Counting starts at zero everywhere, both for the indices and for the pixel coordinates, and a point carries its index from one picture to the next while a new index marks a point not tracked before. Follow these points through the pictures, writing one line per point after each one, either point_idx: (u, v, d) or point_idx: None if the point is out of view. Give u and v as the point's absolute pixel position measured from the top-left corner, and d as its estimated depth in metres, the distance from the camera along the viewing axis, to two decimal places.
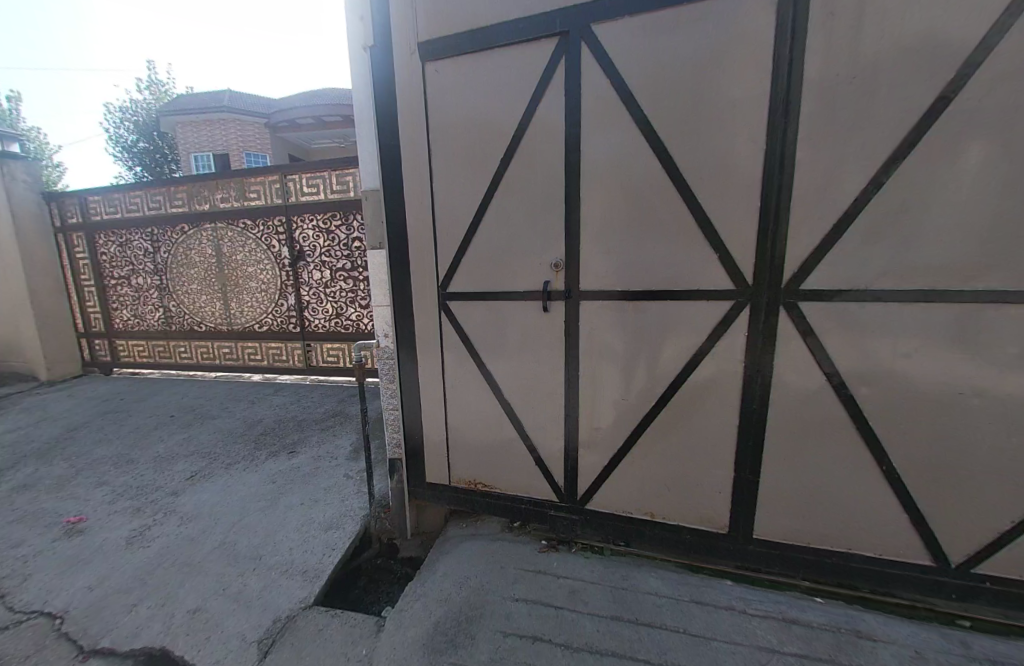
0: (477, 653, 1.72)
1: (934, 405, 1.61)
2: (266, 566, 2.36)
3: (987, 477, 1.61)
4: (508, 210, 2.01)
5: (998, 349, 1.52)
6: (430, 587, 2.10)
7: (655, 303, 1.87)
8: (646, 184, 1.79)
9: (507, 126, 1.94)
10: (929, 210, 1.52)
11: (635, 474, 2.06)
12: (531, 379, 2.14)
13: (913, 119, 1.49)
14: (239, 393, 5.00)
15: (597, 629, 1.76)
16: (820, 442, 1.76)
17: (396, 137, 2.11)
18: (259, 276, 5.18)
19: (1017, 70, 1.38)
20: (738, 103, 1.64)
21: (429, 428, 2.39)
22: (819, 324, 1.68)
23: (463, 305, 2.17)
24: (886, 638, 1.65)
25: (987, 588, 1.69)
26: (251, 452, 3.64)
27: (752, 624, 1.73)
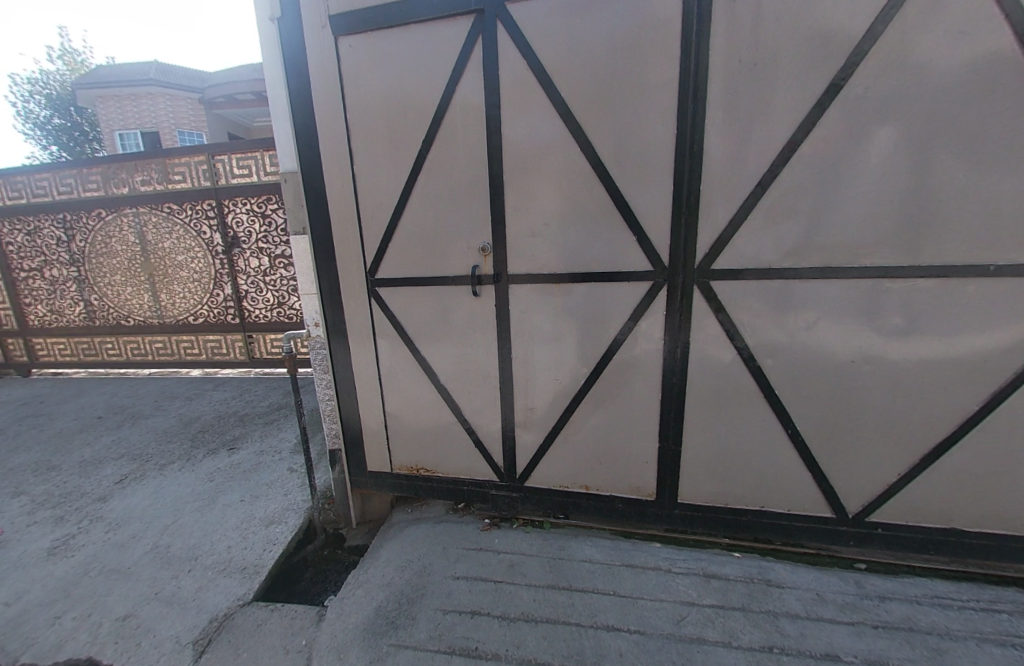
0: (417, 632, 1.76)
1: (828, 372, 1.76)
2: (202, 566, 2.28)
3: (872, 435, 1.79)
4: (435, 192, 1.97)
5: (882, 319, 1.67)
6: (372, 574, 2.10)
7: (580, 285, 1.91)
8: (567, 166, 1.81)
9: (429, 106, 1.89)
10: (822, 189, 1.62)
11: (570, 450, 2.13)
12: (466, 364, 2.15)
13: (807, 104, 1.57)
14: (177, 390, 4.74)
15: (533, 598, 1.83)
16: (733, 411, 1.88)
17: (313, 115, 2.00)
18: (191, 265, 4.85)
19: (893, 59, 1.49)
20: (650, 85, 1.67)
21: (368, 416, 2.36)
22: (730, 300, 1.78)
23: (394, 290, 2.13)
24: (791, 584, 1.82)
25: (877, 533, 1.88)
26: (188, 451, 3.47)
27: (676, 582, 1.86)
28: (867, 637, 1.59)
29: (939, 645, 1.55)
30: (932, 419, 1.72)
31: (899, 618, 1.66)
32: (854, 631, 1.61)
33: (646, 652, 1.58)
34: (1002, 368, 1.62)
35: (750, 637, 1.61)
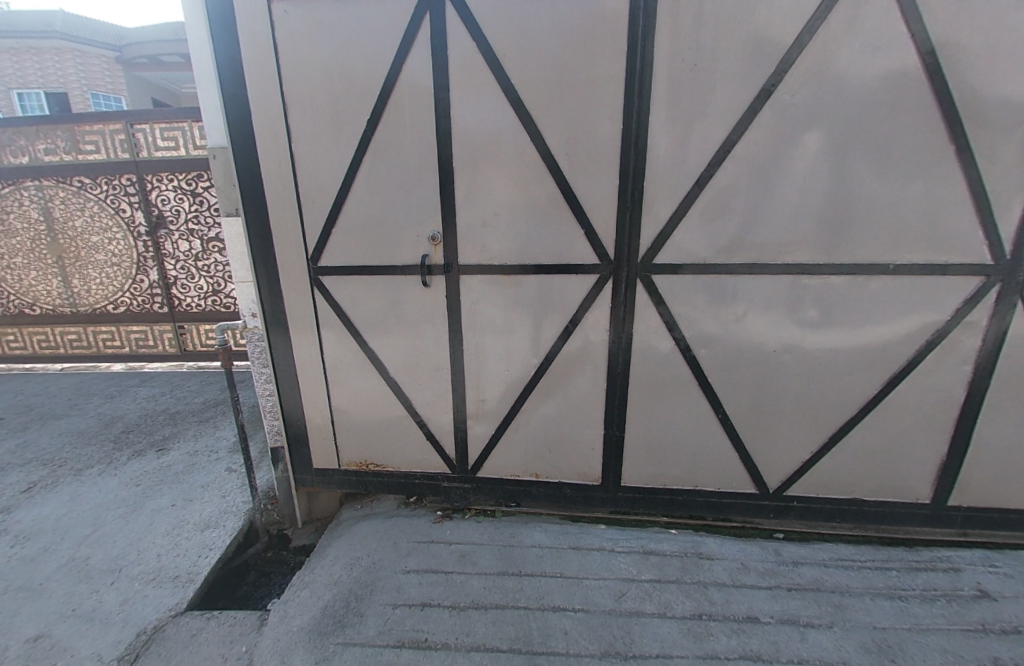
0: (365, 629, 1.74)
1: (756, 361, 1.90)
2: (128, 578, 2.12)
3: (792, 418, 1.96)
4: (381, 178, 1.89)
5: (802, 312, 1.82)
6: (319, 572, 2.05)
7: (530, 277, 1.93)
8: (516, 157, 1.80)
9: (373, 87, 1.79)
10: (753, 190, 1.73)
11: (520, 439, 2.17)
12: (416, 356, 2.11)
13: (742, 107, 1.66)
14: (95, 387, 4.29)
15: (483, 586, 1.87)
16: (672, 399, 1.99)
17: (244, 88, 1.84)
18: (109, 247, 4.37)
19: (817, 68, 1.59)
20: (598, 79, 1.69)
21: (312, 411, 2.27)
22: (671, 293, 1.86)
23: (339, 280, 2.04)
24: (720, 555, 1.99)
25: (794, 505, 2.10)
26: (110, 453, 3.17)
27: (618, 560, 1.97)
28: (782, 599, 1.79)
29: (841, 602, 1.78)
30: (842, 402, 1.92)
31: (809, 580, 1.88)
32: (771, 594, 1.81)
33: (589, 628, 1.67)
34: (898, 356, 1.84)
35: (683, 607, 1.75)
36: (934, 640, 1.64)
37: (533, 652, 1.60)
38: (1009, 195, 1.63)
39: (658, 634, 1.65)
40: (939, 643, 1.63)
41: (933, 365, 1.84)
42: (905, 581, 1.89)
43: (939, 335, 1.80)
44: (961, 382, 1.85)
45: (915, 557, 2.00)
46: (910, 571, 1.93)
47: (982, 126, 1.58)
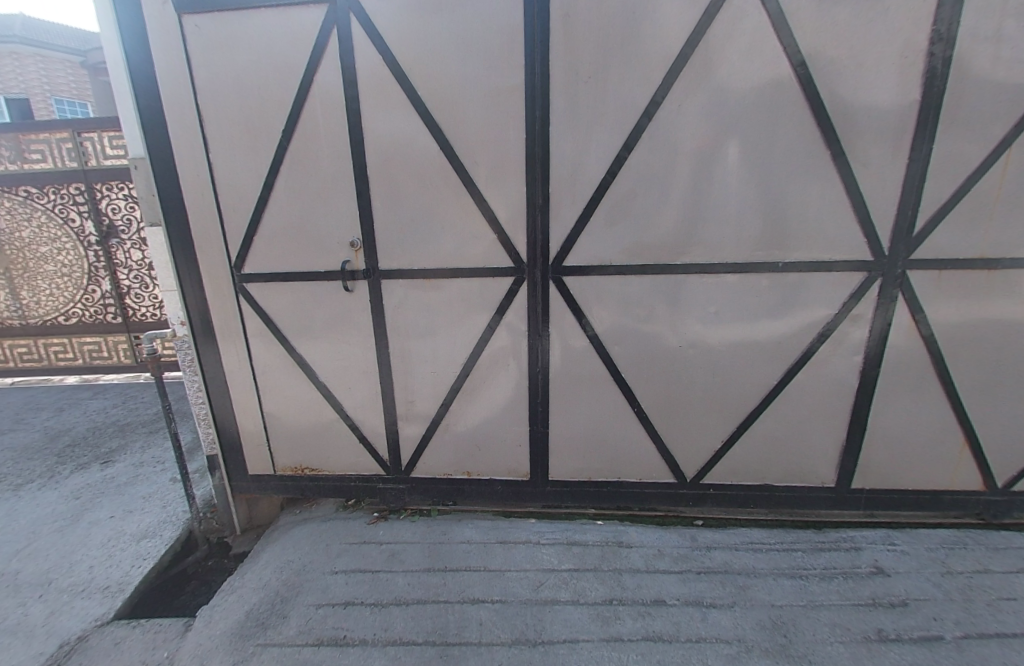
0: (287, 628, 1.78)
1: (665, 357, 2.00)
2: (55, 591, 2.10)
3: (704, 410, 2.07)
4: (299, 186, 1.94)
5: (703, 309, 1.93)
6: (250, 576, 2.08)
7: (449, 281, 1.99)
8: (428, 166, 1.87)
9: (287, 99, 1.85)
10: (652, 195, 1.83)
11: (450, 439, 2.23)
12: (344, 360, 2.15)
13: (636, 117, 1.75)
14: (44, 400, 4.20)
15: (407, 583, 1.93)
16: (591, 395, 2.08)
17: (160, 100, 1.87)
18: (58, 257, 4.29)
19: (701, 81, 1.70)
20: (501, 91, 1.76)
21: (246, 418, 2.29)
22: (582, 295, 1.95)
23: (264, 287, 2.07)
24: (639, 544, 2.09)
25: (711, 493, 2.21)
26: (52, 466, 3.13)
27: (542, 551, 2.05)
28: (690, 582, 1.90)
29: (745, 583, 1.90)
30: (747, 393, 2.04)
31: (718, 564, 1.99)
32: (681, 578, 1.92)
33: (503, 618, 1.74)
34: (794, 348, 1.96)
35: (596, 594, 1.84)
36: (824, 614, 1.76)
37: (446, 643, 1.65)
38: (882, 197, 1.76)
39: (568, 620, 1.73)
40: (829, 617, 1.74)
41: (827, 356, 1.97)
42: (809, 561, 2.01)
43: (830, 328, 1.93)
44: (854, 371, 1.98)
45: (822, 539, 2.13)
46: (814, 551, 2.06)
47: (853, 134, 1.71)
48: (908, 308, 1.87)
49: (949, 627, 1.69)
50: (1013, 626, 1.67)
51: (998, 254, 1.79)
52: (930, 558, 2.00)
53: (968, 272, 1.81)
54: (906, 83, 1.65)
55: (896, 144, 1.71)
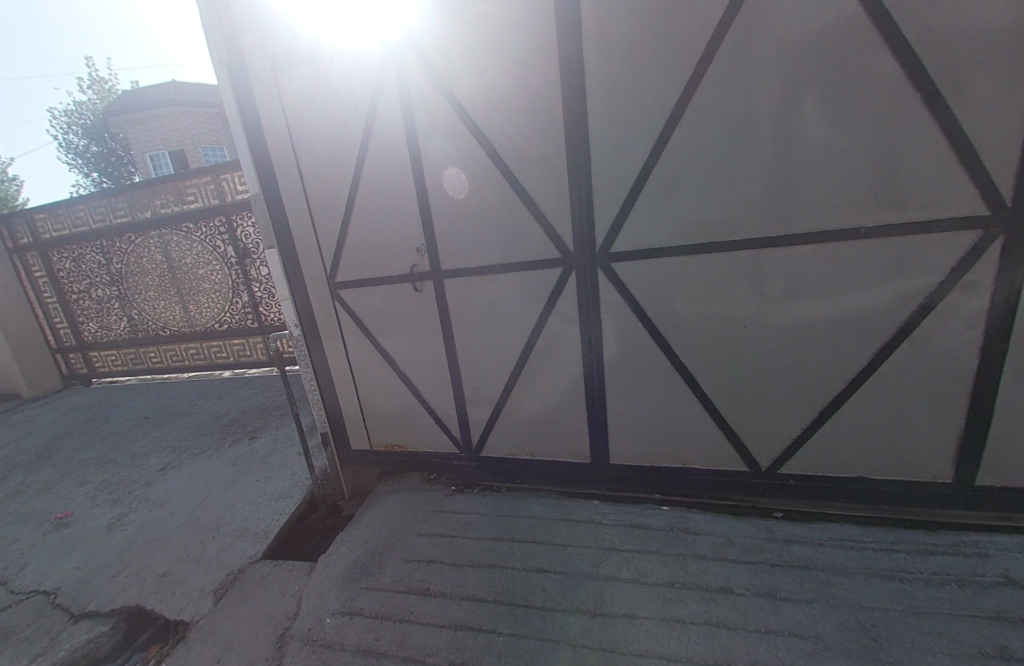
0: (383, 577, 2.12)
1: (728, 339, 1.90)
2: (223, 534, 2.75)
3: (778, 394, 1.91)
4: (372, 202, 2.23)
5: (770, 286, 1.79)
6: (353, 534, 2.48)
7: (503, 275, 2.13)
8: (478, 169, 2.02)
9: (358, 128, 2.14)
10: (702, 171, 1.74)
11: (515, 422, 2.39)
12: (417, 351, 2.43)
13: (678, 93, 1.69)
14: (210, 390, 5.33)
15: (480, 549, 2.15)
16: (648, 380, 2.07)
17: (267, 145, 2.28)
18: (211, 277, 5.37)
19: (751, 42, 1.59)
20: (540, 89, 1.83)
21: (345, 402, 2.71)
22: (633, 279, 1.94)
23: (351, 291, 2.43)
24: (707, 530, 2.03)
25: (791, 484, 2.02)
26: (217, 441, 4.00)
27: (603, 531, 2.11)
28: (761, 574, 1.79)
29: (828, 580, 1.72)
30: (827, 375, 1.83)
31: (797, 558, 1.83)
32: (751, 568, 1.82)
33: (564, 587, 1.87)
34: (888, 324, 1.70)
35: (656, 575, 1.86)
36: (929, 623, 1.53)
37: (511, 603, 1.85)
38: (997, 138, 1.47)
39: (628, 596, 1.79)
40: (933, 627, 1.51)
41: (933, 331, 1.67)
42: (914, 564, 1.74)
43: (935, 298, 1.63)
44: (974, 348, 1.65)
45: (934, 542, 1.81)
46: (922, 554, 1.77)
47: (950, 69, 1.45)
48: None
49: None
50: None
51: None
52: None
53: None
54: None
55: (1014, 73, 1.41)
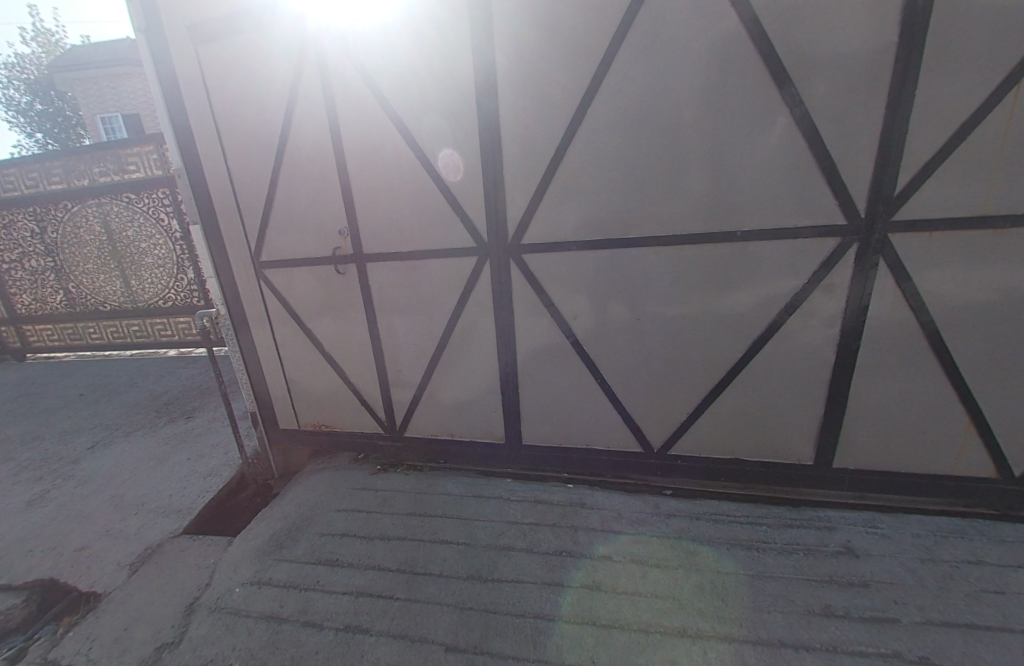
0: (297, 549, 2.21)
1: (625, 330, 2.04)
2: (146, 510, 2.76)
3: (668, 383, 2.07)
4: (295, 183, 2.24)
5: (661, 283, 1.93)
6: (274, 509, 2.53)
7: (421, 262, 2.20)
8: (395, 157, 2.06)
9: (279, 108, 2.14)
10: (600, 172, 1.85)
11: (435, 404, 2.48)
12: (342, 333, 2.49)
13: (578, 94, 1.78)
14: (152, 369, 5.19)
15: (392, 523, 2.26)
16: (555, 366, 2.20)
17: (187, 120, 2.25)
18: (154, 251, 5.19)
19: (644, 49, 1.68)
20: (453, 82, 1.89)
21: (273, 382, 2.73)
22: (541, 271, 2.05)
23: (276, 272, 2.44)
24: (602, 506, 2.20)
25: (679, 464, 2.20)
26: (153, 420, 3.94)
27: (509, 507, 2.26)
28: (640, 543, 1.98)
29: (696, 549, 1.92)
30: (710, 367, 2.00)
31: (674, 530, 2.02)
32: (633, 539, 2.00)
33: (465, 557, 2.00)
34: (758, 321, 1.88)
35: (548, 545, 2.01)
36: (771, 585, 1.74)
37: (412, 572, 1.96)
38: (853, 154, 1.59)
39: (519, 564, 1.94)
40: (773, 589, 1.72)
41: (796, 329, 1.85)
42: (772, 535, 1.95)
43: (798, 299, 1.81)
44: (829, 344, 1.84)
45: (794, 516, 2.03)
46: (780, 527, 1.99)
47: (814, 86, 1.57)
48: (892, 276, 1.68)
49: (908, 611, 1.61)
50: (987, 618, 1.56)
51: (1008, 209, 1.53)
52: (915, 544, 1.84)
53: (968, 233, 1.58)
54: (876, 21, 1.47)
55: (868, 93, 1.53)
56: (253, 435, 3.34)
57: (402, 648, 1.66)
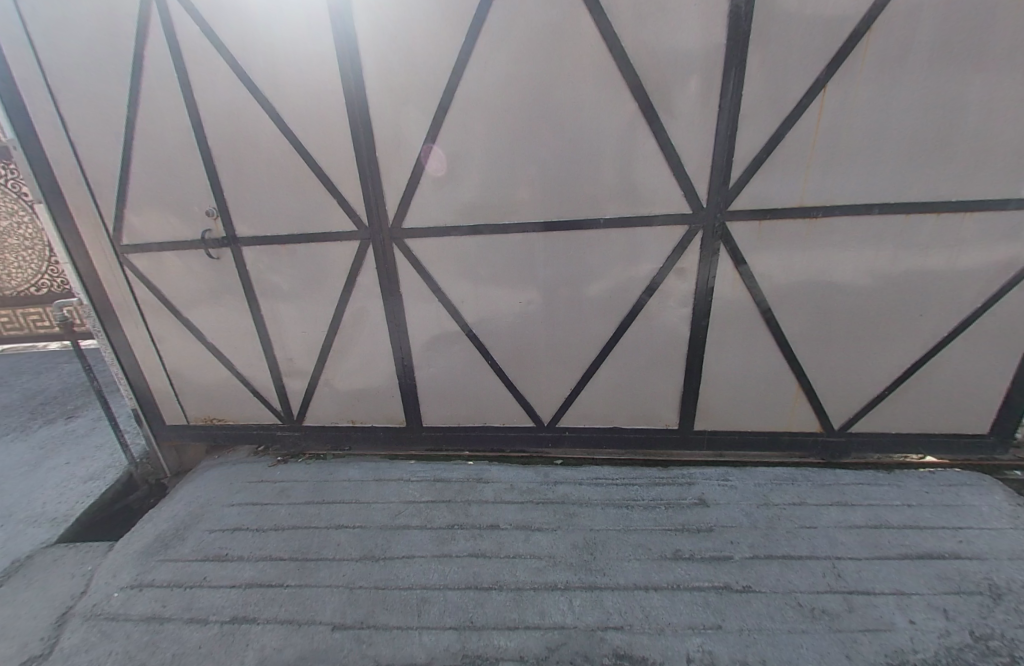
0: (184, 548, 2.13)
1: (509, 313, 2.13)
2: (12, 521, 2.43)
3: (551, 362, 2.21)
4: (154, 160, 2.05)
5: (538, 268, 2.02)
6: (163, 509, 2.42)
7: (302, 247, 2.13)
8: (263, 134, 1.95)
9: (122, 72, 1.92)
10: (474, 156, 1.87)
11: (332, 392, 2.45)
12: (225, 323, 2.36)
13: (446, 77, 1.77)
14: (26, 365, 4.61)
15: (287, 513, 2.24)
16: (446, 349, 2.26)
17: (12, 84, 1.97)
18: (18, 231, 4.53)
19: (506, 35, 1.69)
20: (317, 55, 1.79)
21: (153, 376, 2.55)
22: (424, 257, 2.07)
23: (142, 257, 2.25)
24: (497, 479, 2.32)
25: (567, 435, 2.37)
26: (24, 422, 3.53)
27: (408, 487, 2.32)
28: (527, 511, 2.13)
29: (575, 512, 2.10)
30: (586, 346, 2.15)
31: (559, 496, 2.20)
32: (520, 508, 2.15)
33: (358, 539, 2.05)
34: (625, 301, 2.04)
35: (442, 520, 2.11)
36: (635, 538, 1.95)
37: (304, 560, 1.97)
38: (695, 148, 1.77)
39: (411, 541, 2.01)
40: (636, 541, 1.94)
41: (657, 308, 2.04)
42: (642, 493, 2.18)
43: (656, 281, 1.98)
44: (685, 322, 2.05)
45: (663, 475, 2.28)
46: (650, 486, 2.22)
47: (661, 81, 1.70)
48: (732, 260, 1.91)
49: (742, 548, 1.87)
50: (800, 549, 1.85)
51: (817, 201, 1.80)
52: (755, 492, 2.15)
53: (789, 221, 1.84)
54: (708, 26, 1.61)
55: (705, 93, 1.70)
56: (139, 436, 3.04)
57: (287, 631, 1.67)
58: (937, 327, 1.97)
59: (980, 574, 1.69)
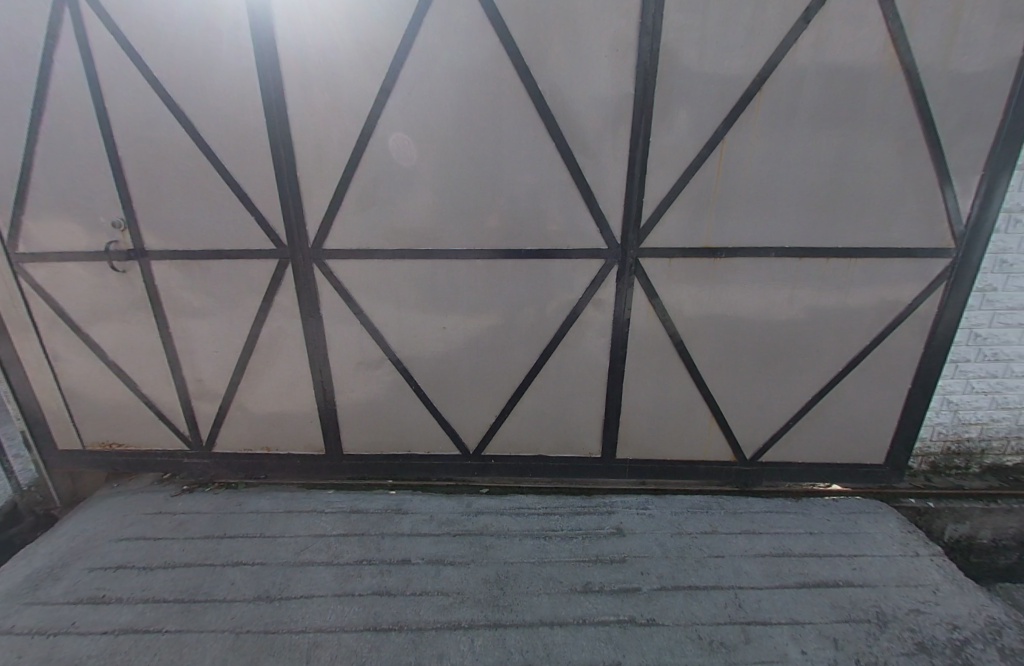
0: (55, 589, 1.91)
1: (431, 338, 2.12)
2: None
3: (474, 388, 2.20)
4: (59, 166, 1.96)
5: (459, 294, 2.03)
6: (40, 545, 2.17)
7: (218, 264, 2.06)
8: (179, 148, 1.90)
9: (28, 75, 1.84)
10: (395, 182, 1.90)
11: (247, 416, 2.33)
12: (131, 340, 2.22)
13: (367, 105, 1.80)
14: None
15: (182, 549, 2.07)
16: (368, 373, 2.21)
17: None
18: None
19: (427, 69, 1.75)
20: (237, 75, 1.79)
21: (46, 395, 2.35)
22: (346, 278, 2.04)
23: (40, 267, 2.10)
24: (416, 510, 2.25)
25: (491, 463, 2.34)
26: None
27: (321, 519, 2.20)
28: (442, 543, 2.06)
29: (491, 543, 2.05)
30: (508, 373, 2.16)
31: (477, 527, 2.14)
32: (435, 540, 2.07)
33: (256, 577, 1.91)
34: (545, 330, 2.08)
35: (350, 555, 2.01)
36: (547, 570, 1.91)
37: (191, 602, 1.81)
38: (607, 187, 1.86)
39: (313, 579, 1.90)
40: (548, 573, 1.90)
41: (576, 338, 2.08)
42: (561, 523, 2.16)
43: (575, 311, 2.03)
44: (603, 351, 2.10)
45: (585, 504, 2.27)
46: (570, 515, 2.20)
47: (573, 123, 1.80)
48: (645, 293, 1.99)
49: (651, 579, 1.87)
50: (707, 579, 1.87)
51: (719, 241, 1.92)
52: (671, 521, 2.17)
53: (695, 259, 1.94)
54: (615, 76, 1.73)
55: (614, 136, 1.80)
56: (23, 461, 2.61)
57: None
58: (831, 362, 2.11)
59: (865, 600, 1.76)
